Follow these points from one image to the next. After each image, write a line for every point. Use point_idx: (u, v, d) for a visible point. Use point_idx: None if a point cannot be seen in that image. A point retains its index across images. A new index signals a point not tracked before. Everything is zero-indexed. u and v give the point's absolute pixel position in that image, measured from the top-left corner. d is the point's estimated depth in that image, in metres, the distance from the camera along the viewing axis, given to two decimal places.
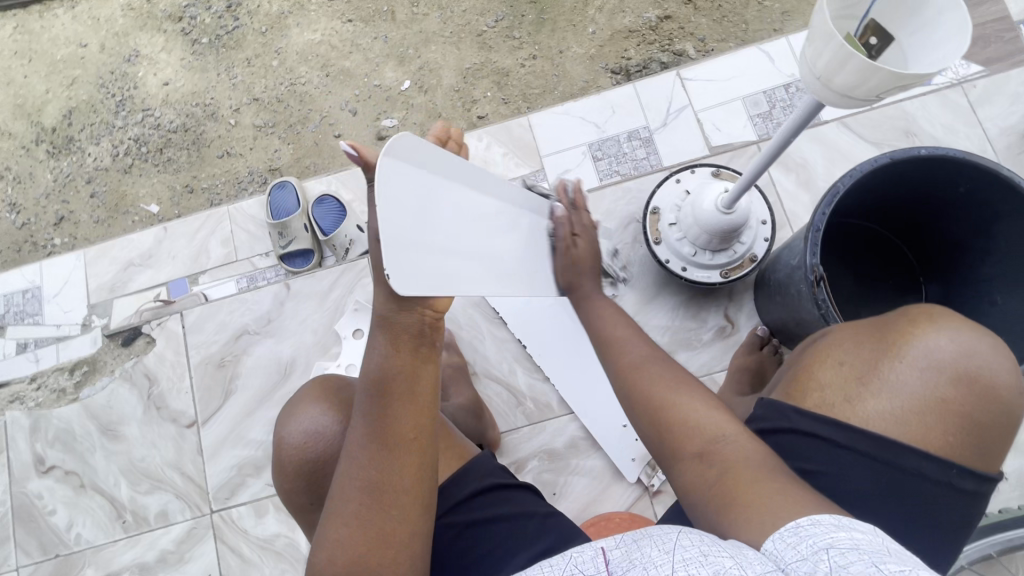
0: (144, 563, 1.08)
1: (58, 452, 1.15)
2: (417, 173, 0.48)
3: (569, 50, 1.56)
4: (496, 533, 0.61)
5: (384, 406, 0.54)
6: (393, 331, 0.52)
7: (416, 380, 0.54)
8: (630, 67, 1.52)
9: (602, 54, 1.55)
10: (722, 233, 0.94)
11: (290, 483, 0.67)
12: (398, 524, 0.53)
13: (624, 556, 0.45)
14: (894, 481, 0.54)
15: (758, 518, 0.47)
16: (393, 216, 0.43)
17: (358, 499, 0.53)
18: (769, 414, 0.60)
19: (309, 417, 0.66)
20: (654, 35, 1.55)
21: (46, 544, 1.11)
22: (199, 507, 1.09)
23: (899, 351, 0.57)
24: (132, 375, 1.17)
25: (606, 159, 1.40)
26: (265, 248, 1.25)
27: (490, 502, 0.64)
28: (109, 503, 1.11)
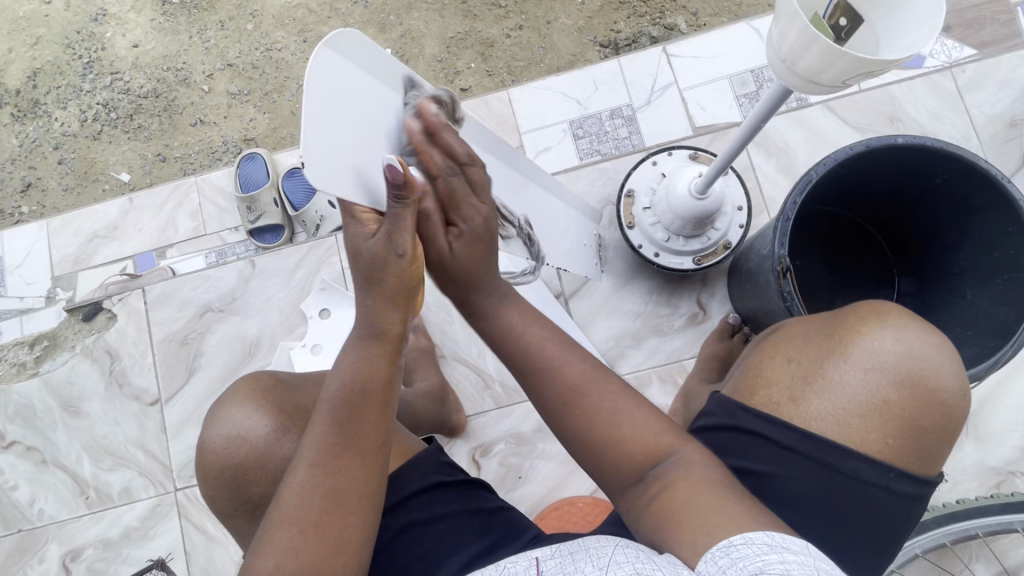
0: (108, 539, 1.07)
1: (19, 428, 1.13)
2: (368, 81, 0.51)
3: (556, 21, 1.50)
4: (427, 531, 0.61)
5: (360, 415, 0.53)
6: (384, 336, 0.53)
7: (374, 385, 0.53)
8: (619, 40, 1.47)
9: (590, 26, 1.49)
10: (696, 219, 0.91)
11: (214, 489, 0.65)
12: (351, 527, 0.51)
13: (556, 566, 0.48)
14: (832, 485, 0.54)
15: (689, 532, 0.46)
16: (325, 104, 0.46)
17: (317, 508, 0.50)
18: (718, 411, 0.60)
19: (235, 417, 0.63)
20: (645, 7, 1.48)
21: (10, 519, 1.10)
22: (163, 485, 1.08)
23: (844, 350, 0.56)
24: (94, 351, 1.14)
25: (587, 138, 1.36)
26: (234, 223, 1.21)
27: (430, 500, 0.63)
28: (71, 479, 1.10)
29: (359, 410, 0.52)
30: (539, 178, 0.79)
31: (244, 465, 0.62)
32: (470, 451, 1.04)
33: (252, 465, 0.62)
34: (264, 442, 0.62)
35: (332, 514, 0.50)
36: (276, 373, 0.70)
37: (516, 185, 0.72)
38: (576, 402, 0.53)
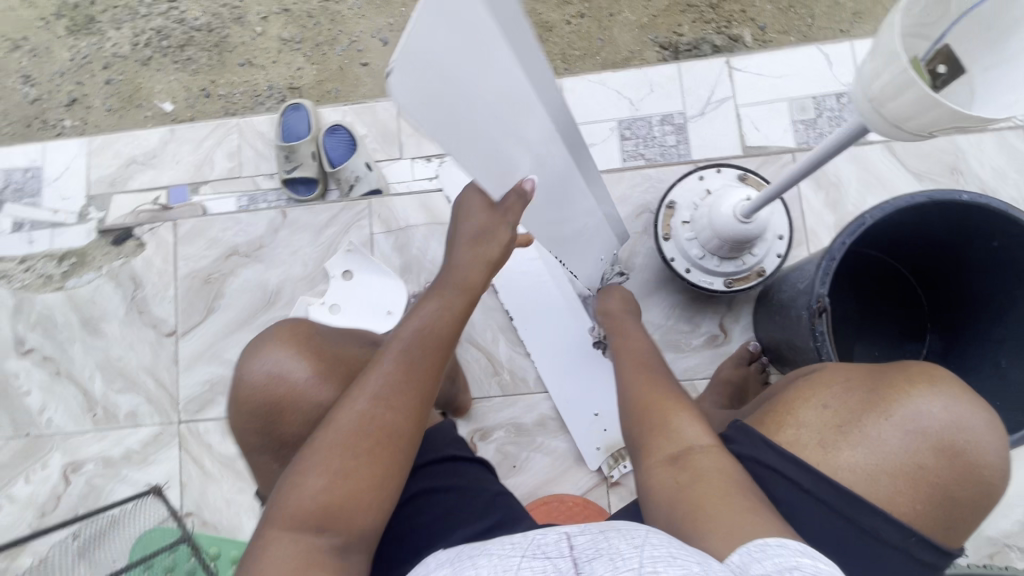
0: (109, 457, 1.11)
1: (39, 336, 1.15)
2: (479, 12, 0.47)
3: (620, 15, 1.47)
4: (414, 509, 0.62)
5: (426, 355, 0.61)
6: (461, 285, 0.65)
7: (440, 330, 0.62)
8: (681, 44, 1.44)
9: (654, 24, 1.45)
10: (735, 242, 0.90)
11: (244, 422, 0.66)
12: (395, 463, 0.57)
13: (589, 543, 0.46)
14: (849, 536, 0.53)
15: (716, 532, 0.46)
16: (431, 21, 0.43)
17: (373, 437, 0.56)
18: (739, 438, 0.58)
19: (275, 358, 0.65)
20: (713, 14, 1.45)
21: (19, 422, 1.13)
22: (169, 414, 1.11)
23: (887, 408, 0.54)
24: (119, 275, 1.15)
25: (633, 140, 1.34)
26: (270, 170, 1.31)
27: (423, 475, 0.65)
28: (82, 394, 1.13)
29: (431, 351, 0.61)
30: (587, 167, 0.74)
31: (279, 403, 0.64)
32: (470, 433, 1.05)
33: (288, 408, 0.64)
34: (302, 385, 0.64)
35: (383, 446, 0.56)
36: (320, 325, 0.72)
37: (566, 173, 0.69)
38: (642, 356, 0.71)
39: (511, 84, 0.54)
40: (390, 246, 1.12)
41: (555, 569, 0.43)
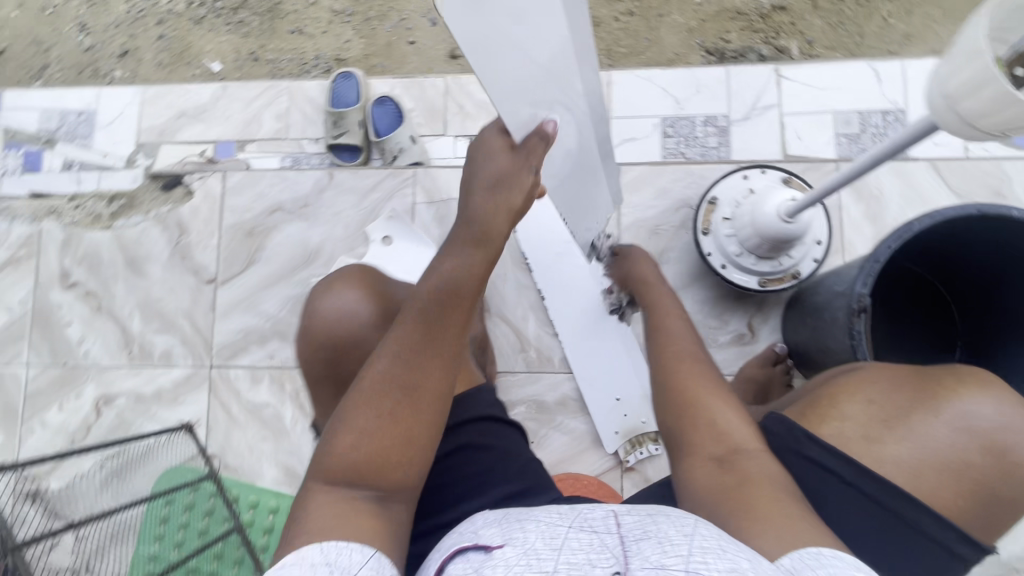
0: (141, 394, 1.14)
1: (83, 271, 1.19)
2: None
3: (668, 15, 1.48)
4: (456, 463, 0.66)
5: (447, 312, 0.60)
6: (486, 236, 0.61)
7: (462, 286, 0.61)
8: (727, 52, 1.45)
9: (702, 29, 1.47)
10: (775, 241, 0.91)
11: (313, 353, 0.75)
12: (419, 424, 0.58)
13: (636, 525, 0.50)
14: (889, 529, 0.54)
15: (769, 530, 0.48)
16: None
17: (395, 396, 0.57)
18: (775, 428, 0.58)
19: (342, 298, 0.74)
20: (763, 24, 1.46)
21: (57, 352, 1.17)
22: (202, 358, 1.14)
23: (936, 407, 0.55)
24: (165, 220, 1.19)
25: (675, 138, 1.35)
26: (316, 134, 1.34)
27: (460, 432, 0.68)
28: (120, 331, 1.17)
29: (450, 307, 0.60)
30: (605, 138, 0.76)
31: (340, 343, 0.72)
32: None
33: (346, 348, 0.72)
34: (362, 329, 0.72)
35: (407, 406, 0.57)
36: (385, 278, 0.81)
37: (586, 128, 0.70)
38: (679, 338, 0.68)
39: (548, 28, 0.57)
40: (431, 216, 1.14)
41: (601, 542, 0.48)
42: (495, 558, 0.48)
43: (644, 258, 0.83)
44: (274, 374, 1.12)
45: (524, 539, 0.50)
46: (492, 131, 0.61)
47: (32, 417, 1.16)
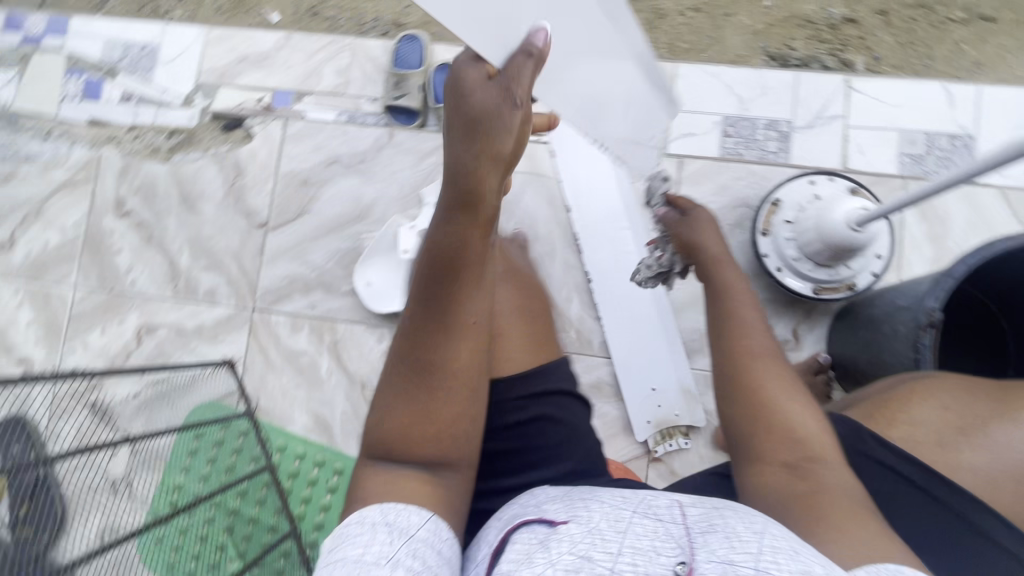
0: (182, 328, 1.16)
1: (138, 201, 1.20)
2: None
3: (734, 17, 1.39)
4: (529, 430, 0.71)
5: (450, 284, 0.58)
6: (472, 201, 0.55)
7: (463, 253, 0.57)
8: (790, 60, 1.36)
9: (767, 33, 1.38)
10: (838, 249, 0.90)
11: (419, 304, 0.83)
12: (448, 401, 0.61)
13: (702, 517, 0.51)
14: (962, 540, 0.53)
15: (845, 538, 0.49)
16: None
17: (413, 375, 0.60)
18: (844, 432, 0.60)
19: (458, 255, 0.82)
20: (830, 34, 1.36)
21: (105, 277, 1.19)
22: (245, 300, 1.16)
23: (1015, 416, 0.56)
24: (223, 160, 1.20)
25: (735, 138, 1.34)
26: (374, 94, 1.21)
27: (537, 403, 0.73)
28: (168, 264, 1.18)
29: (450, 280, 0.58)
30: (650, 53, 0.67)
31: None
32: None
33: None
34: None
35: (427, 385, 0.60)
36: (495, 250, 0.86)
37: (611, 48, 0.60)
38: (743, 335, 0.67)
39: None
40: None
41: (667, 531, 0.50)
42: (558, 535, 0.50)
43: (709, 224, 0.81)
44: (314, 324, 1.14)
45: (589, 518, 0.52)
46: (463, 62, 0.51)
47: (76, 337, 1.18)
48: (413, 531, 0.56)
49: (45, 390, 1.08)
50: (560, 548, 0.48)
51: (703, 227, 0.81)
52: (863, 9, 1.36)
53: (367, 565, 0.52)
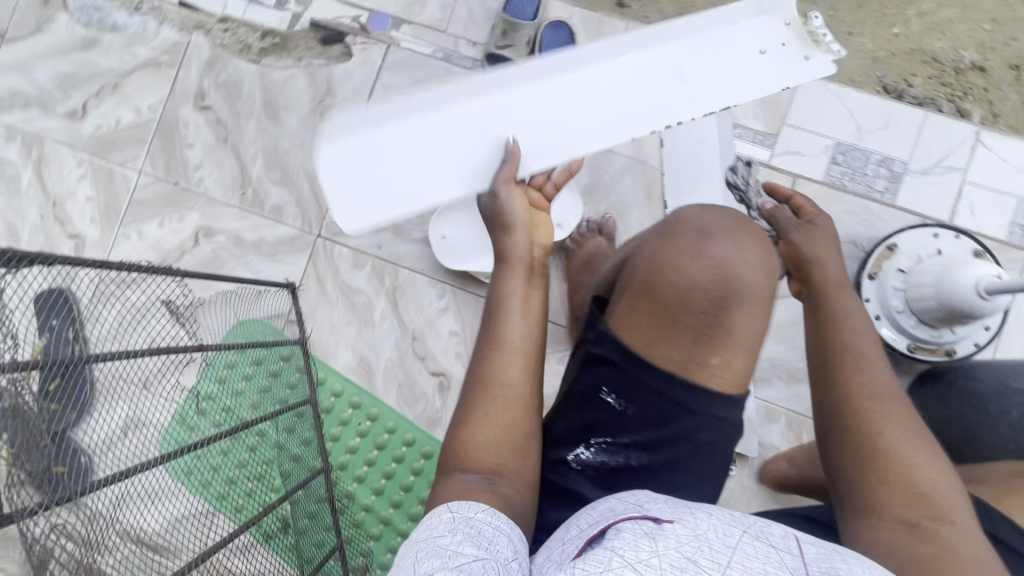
0: (241, 238, 1.12)
1: (220, 98, 1.15)
2: (366, 128, 0.71)
3: (858, 37, 1.27)
4: (700, 453, 0.58)
5: (497, 312, 0.66)
6: (508, 256, 0.68)
7: (502, 286, 0.67)
8: (907, 96, 1.26)
9: (888, 62, 1.27)
10: (954, 313, 0.85)
11: (636, 268, 0.63)
12: (506, 421, 0.60)
13: (820, 557, 0.47)
14: None
15: None
16: (336, 173, 0.71)
17: (473, 394, 0.62)
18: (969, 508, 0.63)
19: (722, 241, 0.60)
20: (953, 79, 1.26)
21: (172, 168, 1.15)
22: (311, 224, 1.11)
23: None
24: (316, 74, 1.14)
25: (841, 167, 1.24)
26: (476, 37, 1.15)
27: (715, 429, 0.57)
28: (239, 169, 1.13)
29: (495, 311, 0.66)
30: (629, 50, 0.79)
31: (639, 287, 0.60)
32: None
33: (645, 300, 0.59)
34: (685, 290, 0.58)
35: (483, 399, 0.61)
36: (752, 240, 0.61)
37: (583, 84, 0.77)
38: (861, 383, 0.65)
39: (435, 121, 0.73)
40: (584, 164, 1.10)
41: (782, 559, 0.46)
42: (664, 531, 0.47)
43: (827, 238, 0.75)
44: (377, 265, 1.10)
45: (696, 525, 0.49)
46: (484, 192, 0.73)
47: (133, 223, 1.14)
48: (472, 513, 0.52)
49: (89, 277, 1.06)
50: (667, 544, 0.45)
51: (815, 237, 0.75)
52: (995, 60, 1.26)
53: (437, 537, 0.49)
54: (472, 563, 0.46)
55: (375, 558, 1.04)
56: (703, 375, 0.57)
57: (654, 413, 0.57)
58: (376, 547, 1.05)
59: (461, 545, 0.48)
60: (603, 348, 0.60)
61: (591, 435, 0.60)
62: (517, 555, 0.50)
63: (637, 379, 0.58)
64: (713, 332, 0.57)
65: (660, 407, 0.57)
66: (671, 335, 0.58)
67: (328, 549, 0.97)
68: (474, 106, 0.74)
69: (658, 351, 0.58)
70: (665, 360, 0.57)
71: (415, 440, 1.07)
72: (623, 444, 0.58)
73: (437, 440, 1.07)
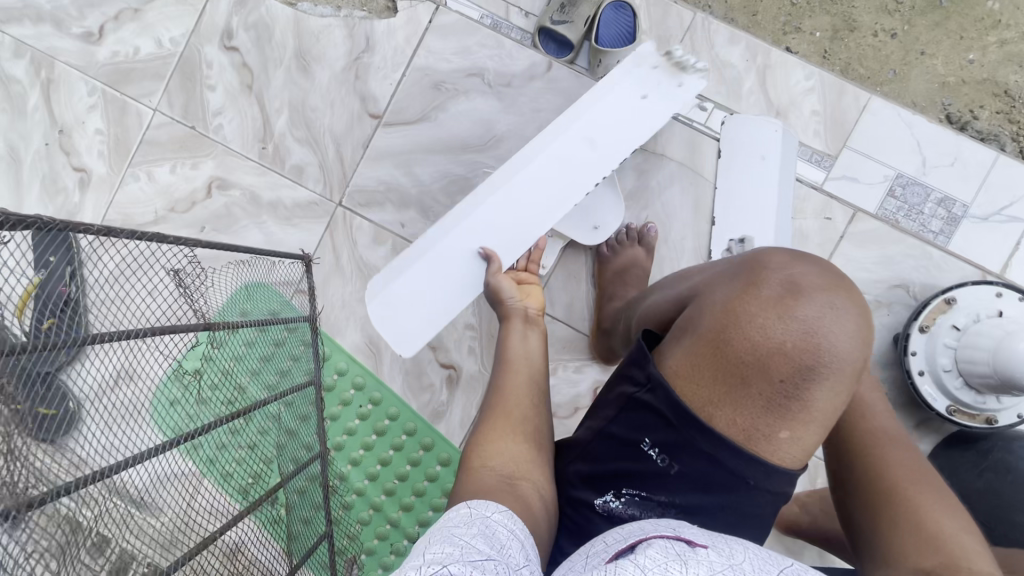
0: (256, 196, 1.05)
1: (248, 39, 1.06)
2: (391, 284, 0.84)
3: (930, 58, 1.07)
4: (741, 522, 0.54)
5: (507, 337, 0.75)
6: (507, 313, 0.78)
7: (507, 326, 0.77)
8: (969, 129, 1.06)
9: (957, 90, 1.07)
10: (1006, 384, 0.80)
11: (702, 312, 0.58)
12: (519, 431, 0.63)
13: None
14: None
15: None
16: (384, 321, 0.84)
17: (489, 407, 0.66)
18: None
19: (813, 304, 0.54)
20: None
21: (189, 110, 1.06)
22: (332, 192, 1.04)
23: None
24: (355, 27, 1.05)
25: (897, 202, 1.04)
26: (531, 7, 1.05)
27: (758, 501, 0.53)
28: (261, 121, 1.05)
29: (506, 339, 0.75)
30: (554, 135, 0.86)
31: (709, 336, 0.55)
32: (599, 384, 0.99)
33: (712, 351, 0.54)
34: (764, 352, 0.53)
35: (498, 409, 0.65)
36: (848, 305, 0.55)
37: (528, 174, 0.85)
38: (876, 434, 0.63)
39: (439, 258, 0.84)
40: (631, 166, 1.03)
41: None
42: (696, 556, 0.42)
43: None
44: (398, 244, 1.03)
45: (731, 555, 0.44)
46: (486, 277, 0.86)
47: (143, 164, 1.07)
48: (489, 512, 0.50)
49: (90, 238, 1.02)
50: (697, 568, 0.40)
51: None
52: None
53: (451, 526, 0.47)
54: (485, 561, 0.41)
55: (362, 543, 1.01)
56: (768, 449, 0.52)
57: (700, 476, 0.54)
58: (364, 532, 1.02)
59: (473, 540, 0.44)
60: (652, 396, 0.56)
61: (624, 483, 0.57)
62: (528, 561, 0.46)
63: (686, 438, 0.53)
64: (789, 403, 0.52)
65: (706, 472, 0.53)
66: (738, 397, 0.53)
67: (318, 531, 0.92)
68: (458, 233, 0.85)
69: (717, 412, 0.53)
70: (725, 423, 0.53)
71: (415, 431, 1.03)
72: (659, 502, 0.55)
73: (438, 433, 1.03)
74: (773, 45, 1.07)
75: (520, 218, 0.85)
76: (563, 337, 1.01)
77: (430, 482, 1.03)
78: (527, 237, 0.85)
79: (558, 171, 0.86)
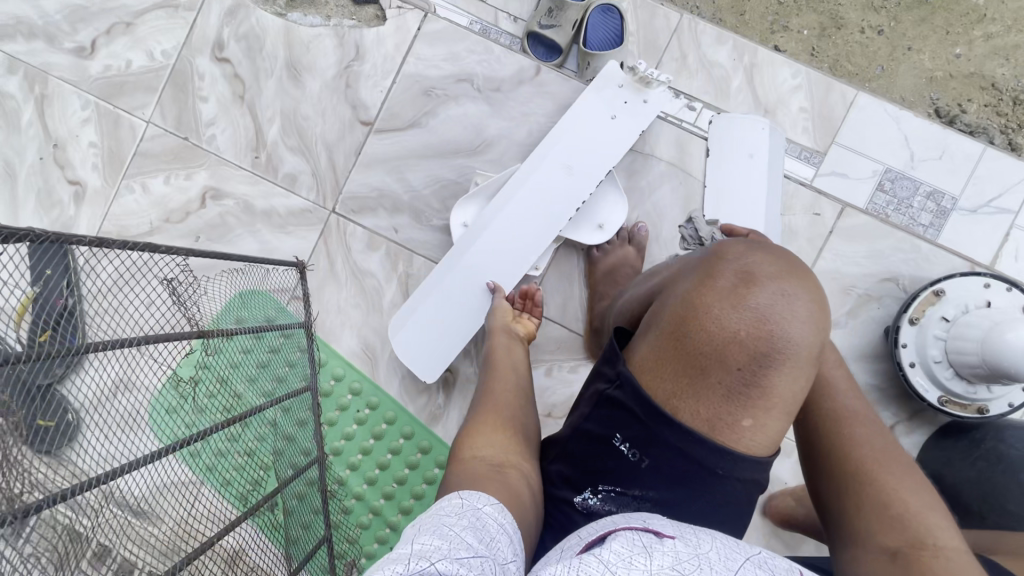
0: (250, 205, 1.06)
1: (239, 50, 1.07)
2: (408, 322, 0.95)
3: (916, 53, 1.09)
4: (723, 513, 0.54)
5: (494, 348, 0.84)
6: (494, 327, 0.88)
7: (496, 339, 0.86)
8: (957, 122, 1.07)
9: (944, 84, 1.08)
10: (995, 373, 0.81)
11: (665, 306, 0.59)
12: (507, 426, 0.66)
13: None
14: None
15: None
16: (408, 354, 0.95)
17: (477, 407, 0.71)
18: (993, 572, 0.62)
19: (767, 291, 0.55)
20: (1012, 109, 1.08)
21: (182, 121, 1.07)
22: (325, 199, 1.05)
23: None
24: (345, 35, 1.06)
25: (887, 195, 1.05)
26: (519, 12, 1.07)
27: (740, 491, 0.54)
28: (254, 130, 1.06)
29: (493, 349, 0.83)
30: (535, 165, 0.94)
31: (671, 329, 0.56)
32: None
33: (673, 344, 0.55)
34: (721, 340, 0.54)
35: (486, 408, 0.70)
36: (801, 291, 0.55)
37: (517, 203, 0.93)
38: (844, 418, 0.63)
39: (447, 292, 0.94)
40: (621, 167, 1.04)
41: None
42: (662, 547, 0.43)
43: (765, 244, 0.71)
44: (392, 249, 1.04)
45: (697, 545, 0.45)
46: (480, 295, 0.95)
47: (137, 175, 1.08)
48: (480, 504, 0.51)
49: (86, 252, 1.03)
50: (662, 560, 0.41)
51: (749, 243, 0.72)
52: None
53: (444, 515, 0.48)
54: (472, 558, 0.41)
55: (362, 547, 1.01)
56: (733, 438, 0.53)
57: (677, 469, 0.54)
58: (363, 536, 1.02)
59: (462, 532, 0.45)
60: (621, 392, 0.57)
61: (600, 480, 0.57)
62: (516, 557, 0.46)
63: (659, 434, 0.54)
64: (749, 391, 0.53)
65: (678, 466, 0.54)
66: (700, 387, 0.54)
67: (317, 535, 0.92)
68: (461, 268, 0.94)
69: (682, 403, 0.54)
70: (690, 414, 0.54)
71: (412, 435, 1.04)
72: (633, 496, 0.55)
73: (434, 435, 1.04)
74: (760, 44, 1.07)
75: (516, 242, 0.93)
76: (557, 338, 1.02)
77: (428, 485, 1.03)
78: (523, 259, 0.93)
79: (543, 190, 0.93)
